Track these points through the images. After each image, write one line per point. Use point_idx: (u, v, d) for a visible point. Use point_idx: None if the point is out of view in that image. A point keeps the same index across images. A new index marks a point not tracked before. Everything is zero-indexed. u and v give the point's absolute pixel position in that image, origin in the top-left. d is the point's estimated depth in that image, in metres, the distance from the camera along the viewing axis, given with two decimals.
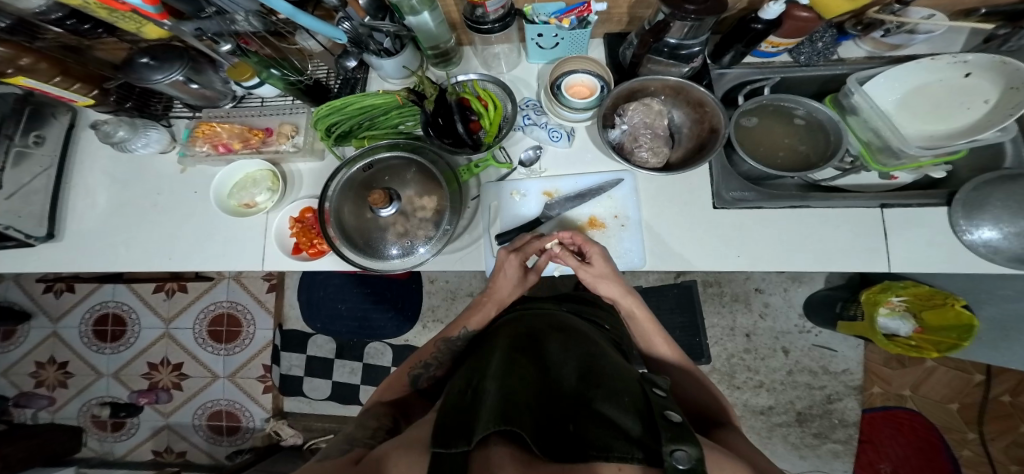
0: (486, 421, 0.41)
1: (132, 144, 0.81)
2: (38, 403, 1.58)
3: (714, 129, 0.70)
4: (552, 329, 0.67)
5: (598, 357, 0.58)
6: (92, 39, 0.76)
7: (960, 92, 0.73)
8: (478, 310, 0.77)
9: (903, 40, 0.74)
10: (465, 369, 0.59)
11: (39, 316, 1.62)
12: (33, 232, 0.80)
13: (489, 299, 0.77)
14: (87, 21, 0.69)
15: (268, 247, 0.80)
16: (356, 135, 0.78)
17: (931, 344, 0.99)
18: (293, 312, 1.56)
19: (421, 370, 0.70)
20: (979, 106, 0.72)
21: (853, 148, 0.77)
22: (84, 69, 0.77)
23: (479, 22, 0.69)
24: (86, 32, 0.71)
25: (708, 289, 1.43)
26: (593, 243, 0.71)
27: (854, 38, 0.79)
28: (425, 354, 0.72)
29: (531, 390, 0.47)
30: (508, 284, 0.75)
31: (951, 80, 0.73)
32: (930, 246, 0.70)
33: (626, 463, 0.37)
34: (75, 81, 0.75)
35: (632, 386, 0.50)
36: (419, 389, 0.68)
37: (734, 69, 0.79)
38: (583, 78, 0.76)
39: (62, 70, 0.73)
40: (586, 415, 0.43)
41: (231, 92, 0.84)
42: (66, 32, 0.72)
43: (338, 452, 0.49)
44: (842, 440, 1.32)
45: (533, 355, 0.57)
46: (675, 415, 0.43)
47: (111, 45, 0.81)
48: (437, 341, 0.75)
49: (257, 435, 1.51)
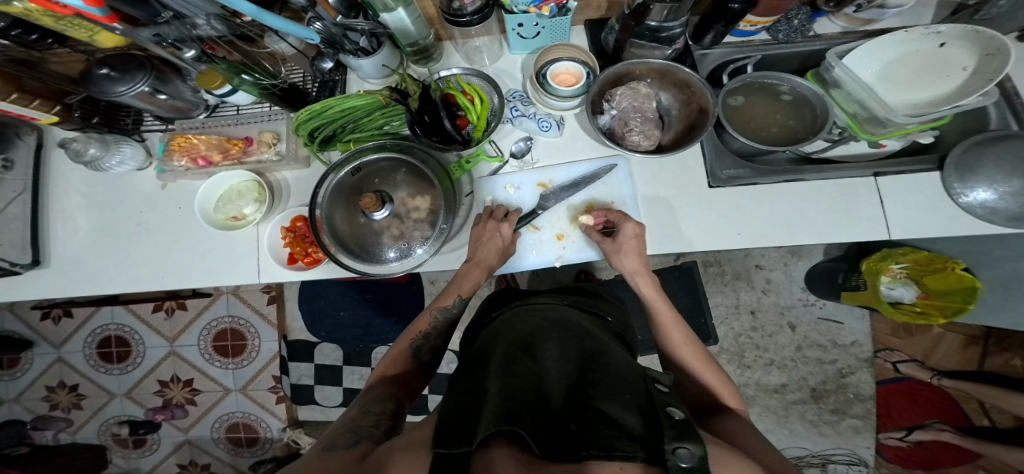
0: (486, 422, 0.40)
1: (106, 162, 0.80)
2: (57, 425, 1.60)
3: (703, 109, 0.69)
4: (553, 328, 0.66)
5: (600, 356, 0.58)
6: (43, 50, 0.73)
7: (934, 62, 0.71)
8: (464, 277, 0.74)
9: (874, 15, 0.72)
10: (468, 366, 0.59)
11: (42, 343, 1.62)
12: (18, 260, 0.80)
13: (474, 266, 0.73)
14: (32, 30, 0.67)
15: (262, 259, 0.80)
16: (339, 139, 0.77)
17: (938, 309, 0.99)
18: (296, 323, 1.57)
19: (420, 342, 0.71)
20: (958, 74, 0.70)
21: (840, 120, 0.76)
22: (42, 85, 0.75)
23: (457, 16, 0.67)
24: (35, 43, 0.69)
25: (709, 269, 1.42)
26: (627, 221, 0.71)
27: (828, 14, 0.77)
28: (422, 325, 0.73)
29: (533, 387, 0.48)
30: (494, 250, 0.73)
31: (926, 52, 0.71)
32: (928, 212, 0.69)
33: (628, 462, 0.36)
34: (33, 97, 0.74)
35: (633, 384, 0.50)
36: (420, 361, 0.69)
37: (716, 49, 0.77)
38: (568, 67, 0.74)
39: (18, 88, 0.72)
40: (587, 414, 0.43)
41: (203, 101, 0.83)
42: (14, 44, 0.69)
43: (346, 442, 0.49)
44: (860, 414, 1.34)
45: (536, 352, 0.57)
46: (676, 412, 0.42)
47: (66, 56, 0.78)
48: (430, 311, 0.75)
49: (277, 444, 1.53)
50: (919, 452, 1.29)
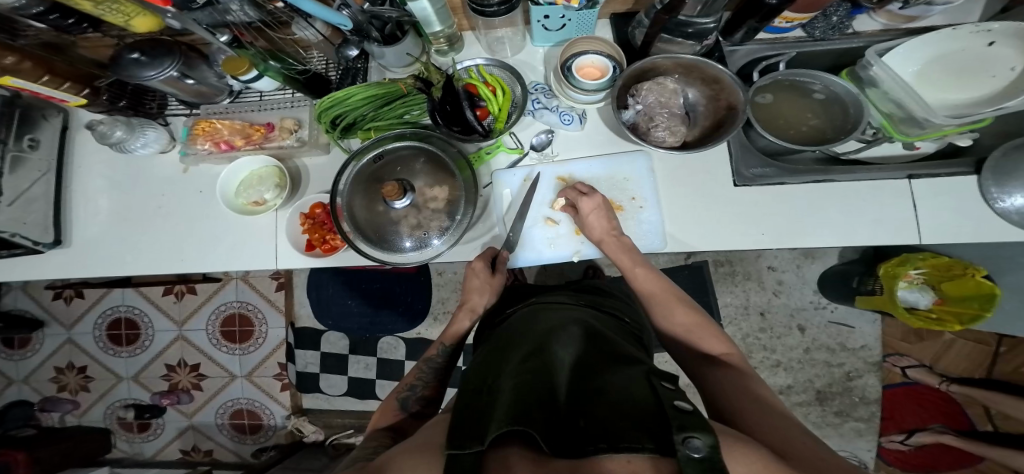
0: (497, 422, 0.40)
1: (131, 145, 0.80)
2: (63, 407, 1.62)
3: (732, 106, 0.68)
4: (560, 325, 0.66)
5: (605, 353, 0.58)
6: (75, 35, 0.73)
7: (980, 60, 0.70)
8: (455, 322, 0.81)
9: (920, 11, 0.70)
10: (477, 370, 0.59)
11: (53, 323, 1.63)
12: (40, 239, 0.80)
13: (462, 308, 0.82)
14: (69, 15, 0.67)
15: (280, 245, 0.80)
16: (360, 127, 0.76)
17: (954, 316, 0.99)
18: (304, 311, 1.57)
19: (406, 394, 0.71)
20: (1004, 74, 0.68)
21: (874, 120, 0.75)
22: (71, 67, 0.76)
23: (483, 6, 0.66)
24: (70, 28, 0.69)
25: (720, 269, 1.41)
26: (586, 197, 0.71)
27: (868, 10, 0.76)
28: (410, 377, 0.73)
29: (538, 384, 0.47)
30: (480, 288, 0.78)
31: (973, 49, 0.69)
32: (958, 219, 0.68)
33: (636, 454, 0.35)
34: (63, 80, 0.74)
35: (639, 379, 0.50)
36: (410, 411, 0.68)
37: (746, 46, 0.75)
38: (593, 59, 0.73)
39: (48, 71, 0.73)
40: (595, 409, 0.43)
41: (227, 87, 0.83)
42: (48, 28, 0.70)
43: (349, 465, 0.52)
44: (864, 417, 1.34)
45: (542, 350, 0.57)
46: (684, 404, 0.41)
47: (95, 42, 0.77)
48: (419, 364, 0.76)
49: (280, 432, 1.54)
50: (920, 455, 1.31)
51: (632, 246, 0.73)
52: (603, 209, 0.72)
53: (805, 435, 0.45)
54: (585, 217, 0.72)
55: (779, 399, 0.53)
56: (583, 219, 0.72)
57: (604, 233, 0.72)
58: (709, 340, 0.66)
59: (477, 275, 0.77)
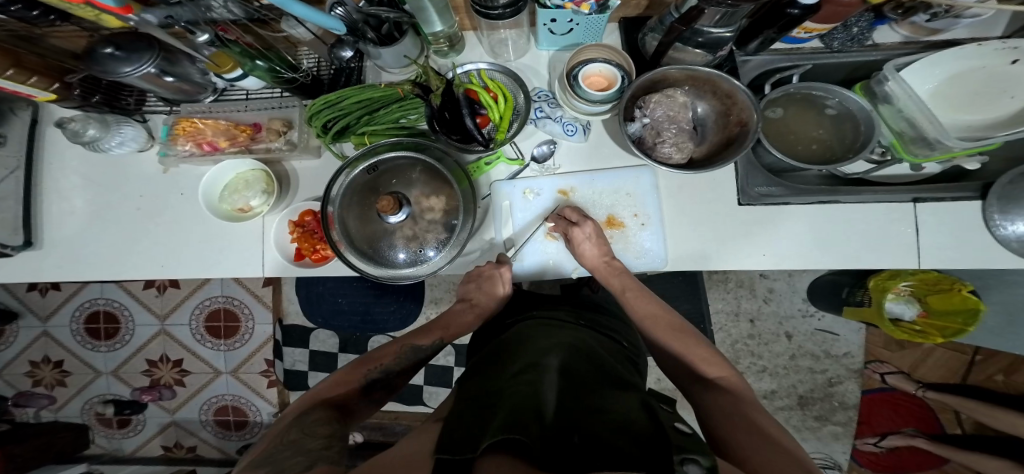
0: (492, 431, 0.39)
1: (106, 144, 0.75)
2: (38, 403, 1.56)
3: (743, 122, 0.66)
4: (556, 341, 0.65)
5: (600, 374, 0.56)
6: (45, 26, 0.66)
7: (1000, 79, 0.68)
8: (455, 314, 0.80)
9: (945, 24, 0.69)
10: (469, 382, 0.58)
11: (28, 315, 1.56)
12: (9, 241, 0.76)
13: (471, 307, 0.78)
14: (34, 6, 0.60)
15: (268, 251, 0.77)
16: (353, 131, 0.72)
17: (936, 329, 1.01)
18: (293, 307, 1.51)
19: (376, 375, 0.68)
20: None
21: (885, 138, 0.74)
22: (40, 60, 0.69)
23: (488, 8, 0.62)
24: (36, 19, 0.62)
25: (713, 275, 1.40)
26: (580, 227, 0.70)
27: (891, 22, 0.73)
28: (385, 357, 0.71)
29: (530, 399, 0.45)
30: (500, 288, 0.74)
31: (993, 67, 0.68)
32: (959, 243, 0.69)
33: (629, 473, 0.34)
34: (31, 74, 0.67)
35: (634, 403, 0.49)
36: (366, 393, 0.67)
37: (759, 56, 0.74)
38: (601, 68, 0.70)
39: (15, 62, 0.65)
40: (591, 424, 0.42)
41: (212, 84, 0.78)
42: (12, 19, 0.62)
43: (298, 467, 0.44)
44: (842, 421, 1.36)
45: (539, 364, 0.55)
46: (685, 428, 0.42)
47: (67, 32, 0.71)
48: (400, 345, 0.73)
49: (266, 430, 1.51)
50: (890, 458, 1.35)
51: (624, 269, 0.72)
52: (597, 233, 0.70)
53: (803, 467, 0.44)
54: (578, 243, 0.70)
55: (773, 425, 0.52)
56: (576, 245, 0.70)
57: (598, 259, 0.70)
58: (704, 362, 0.65)
59: (501, 283, 0.74)
